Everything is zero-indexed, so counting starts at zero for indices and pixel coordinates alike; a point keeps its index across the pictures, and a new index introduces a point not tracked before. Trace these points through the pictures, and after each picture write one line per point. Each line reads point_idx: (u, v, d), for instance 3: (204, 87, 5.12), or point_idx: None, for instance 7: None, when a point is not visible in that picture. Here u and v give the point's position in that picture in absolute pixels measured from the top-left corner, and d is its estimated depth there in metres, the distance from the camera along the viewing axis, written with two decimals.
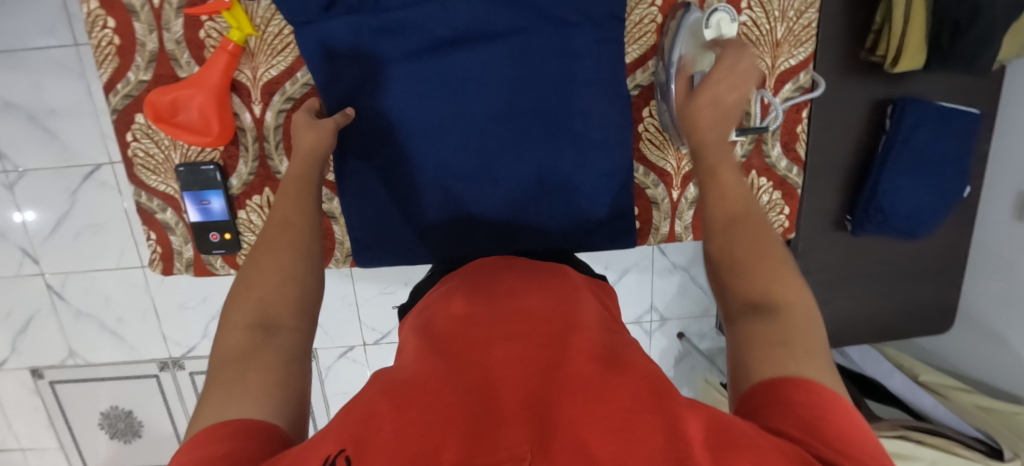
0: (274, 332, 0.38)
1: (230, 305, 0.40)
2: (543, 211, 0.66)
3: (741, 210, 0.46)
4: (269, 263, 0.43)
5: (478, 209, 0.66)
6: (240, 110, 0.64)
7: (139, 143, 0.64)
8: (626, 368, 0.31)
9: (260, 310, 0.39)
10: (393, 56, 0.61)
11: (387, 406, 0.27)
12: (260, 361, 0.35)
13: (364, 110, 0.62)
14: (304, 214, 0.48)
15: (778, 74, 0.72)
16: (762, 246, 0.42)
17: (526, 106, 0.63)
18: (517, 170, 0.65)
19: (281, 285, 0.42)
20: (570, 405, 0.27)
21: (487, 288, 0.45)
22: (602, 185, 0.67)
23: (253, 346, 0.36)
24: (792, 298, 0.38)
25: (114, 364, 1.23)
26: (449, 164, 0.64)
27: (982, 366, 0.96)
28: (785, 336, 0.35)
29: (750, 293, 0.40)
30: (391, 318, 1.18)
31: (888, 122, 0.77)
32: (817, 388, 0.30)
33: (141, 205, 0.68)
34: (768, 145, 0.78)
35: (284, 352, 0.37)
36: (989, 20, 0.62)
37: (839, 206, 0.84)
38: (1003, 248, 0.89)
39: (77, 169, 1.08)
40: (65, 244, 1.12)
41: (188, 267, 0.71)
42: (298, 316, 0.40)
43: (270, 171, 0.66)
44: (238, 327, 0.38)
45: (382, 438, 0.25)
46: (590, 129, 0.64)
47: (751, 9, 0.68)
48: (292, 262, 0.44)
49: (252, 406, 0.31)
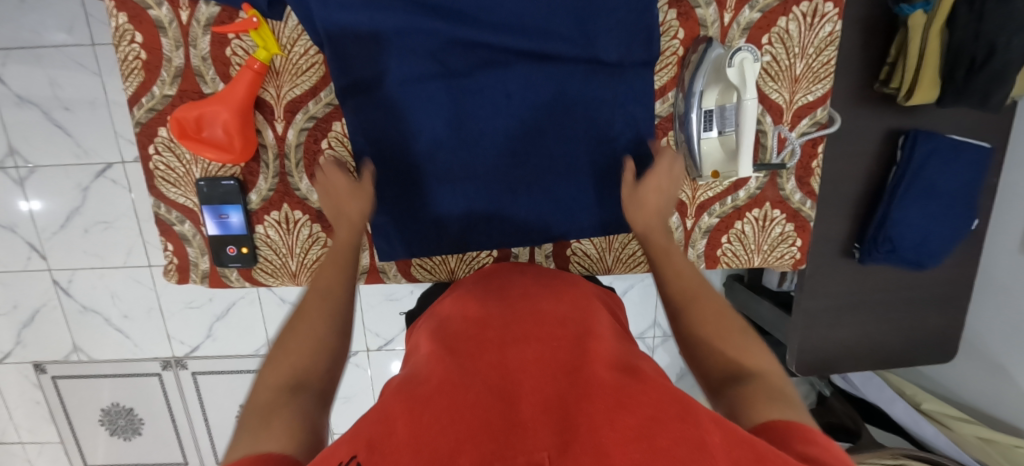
0: (302, 393, 0.37)
1: (264, 370, 0.40)
2: (531, 193, 0.63)
3: (702, 291, 0.50)
4: (308, 330, 0.43)
5: (468, 193, 0.63)
6: (263, 126, 0.61)
7: (161, 157, 0.61)
8: (644, 378, 0.33)
9: (293, 374, 0.39)
10: (392, 27, 0.53)
11: (404, 410, 0.28)
12: (288, 411, 0.34)
13: (375, 98, 0.57)
14: (338, 285, 0.50)
15: (796, 109, 0.65)
16: (721, 323, 0.46)
17: (544, 54, 0.57)
18: (504, 152, 0.61)
19: (312, 355, 0.41)
20: (587, 408, 0.28)
21: (500, 292, 0.49)
22: (616, 172, 0.64)
23: (278, 403, 0.35)
24: (763, 364, 0.42)
25: (117, 361, 1.23)
26: (469, 160, 0.61)
27: (979, 394, 0.97)
28: (765, 393, 0.37)
29: (722, 364, 0.42)
30: (395, 324, 1.18)
31: (899, 153, 0.78)
32: (793, 424, 0.32)
33: (160, 216, 0.65)
34: (783, 178, 0.68)
35: (306, 405, 0.36)
36: (1004, 59, 0.63)
37: (848, 235, 0.85)
38: (1005, 279, 0.90)
39: (89, 167, 1.08)
40: (74, 239, 1.13)
41: (204, 278, 0.68)
42: (326, 382, 0.40)
43: (290, 188, 0.63)
44: (270, 388, 0.37)
45: (397, 444, 0.25)
46: (615, 119, 0.61)
47: (771, 45, 0.62)
48: (325, 332, 0.44)
49: (276, 438, 0.31)
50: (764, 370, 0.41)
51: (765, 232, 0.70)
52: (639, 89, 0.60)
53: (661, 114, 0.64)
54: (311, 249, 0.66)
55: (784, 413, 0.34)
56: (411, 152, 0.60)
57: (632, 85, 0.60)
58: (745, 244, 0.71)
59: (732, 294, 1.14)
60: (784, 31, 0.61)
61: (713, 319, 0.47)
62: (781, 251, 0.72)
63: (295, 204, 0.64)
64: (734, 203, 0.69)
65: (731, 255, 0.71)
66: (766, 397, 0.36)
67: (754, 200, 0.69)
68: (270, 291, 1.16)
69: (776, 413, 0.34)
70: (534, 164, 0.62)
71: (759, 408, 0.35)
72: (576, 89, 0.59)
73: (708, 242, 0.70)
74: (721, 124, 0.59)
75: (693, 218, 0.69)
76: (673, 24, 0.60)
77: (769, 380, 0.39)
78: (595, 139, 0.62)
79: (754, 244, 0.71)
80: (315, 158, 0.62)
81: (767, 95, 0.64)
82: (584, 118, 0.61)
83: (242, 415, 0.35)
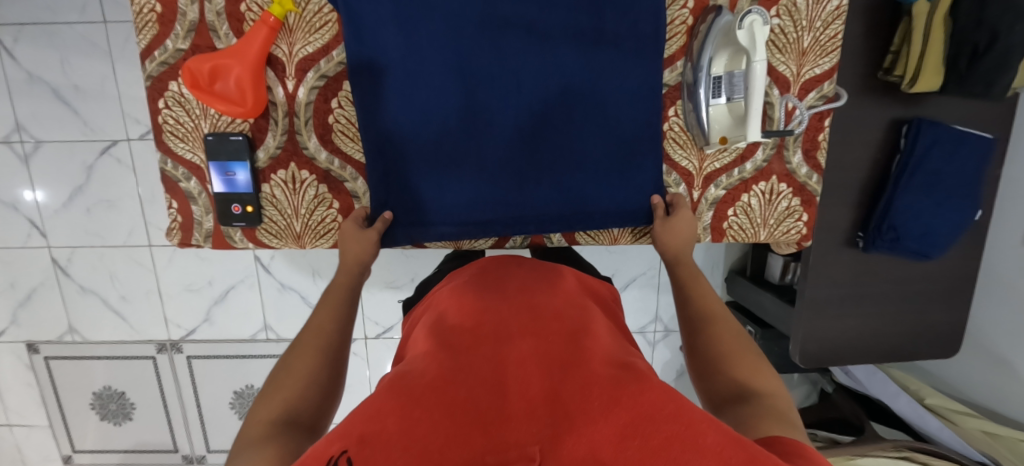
0: (292, 427, 0.38)
1: (258, 402, 0.41)
2: (540, 162, 0.64)
3: (719, 314, 0.53)
4: (301, 368, 0.45)
5: (477, 162, 0.63)
6: (274, 84, 0.61)
7: (170, 111, 0.62)
8: (640, 374, 0.34)
9: (282, 408, 0.40)
10: None
11: (394, 405, 0.28)
12: (279, 443, 0.35)
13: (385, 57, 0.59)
14: (335, 323, 0.51)
15: (803, 82, 0.66)
16: (736, 346, 0.48)
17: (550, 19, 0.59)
18: (518, 120, 0.62)
19: (304, 390, 0.43)
20: (583, 410, 0.29)
21: (496, 284, 0.49)
22: (622, 137, 0.64)
23: (271, 433, 0.36)
24: (769, 386, 0.43)
25: (113, 343, 1.22)
26: (480, 127, 0.62)
27: (984, 392, 0.96)
28: (765, 412, 0.38)
29: (730, 382, 0.44)
30: (394, 311, 1.17)
31: (903, 141, 0.78)
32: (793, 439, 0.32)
33: (166, 173, 0.65)
34: (789, 151, 0.68)
35: (295, 440, 0.37)
36: (1008, 46, 0.64)
37: (852, 223, 0.85)
38: (1010, 273, 0.90)
39: (94, 143, 1.08)
40: (75, 217, 1.12)
41: (207, 239, 0.68)
42: (314, 422, 0.41)
43: (298, 147, 0.64)
44: (259, 421, 0.38)
45: (387, 437, 0.25)
46: (621, 86, 0.62)
47: (779, 17, 0.62)
48: (316, 369, 0.45)
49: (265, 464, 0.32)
50: (769, 393, 0.42)
51: (771, 206, 0.70)
52: (646, 57, 0.61)
53: (669, 83, 0.65)
54: (316, 211, 0.66)
55: (782, 431, 0.35)
56: (422, 116, 0.61)
57: (638, 53, 0.61)
58: (752, 217, 0.71)
59: (734, 288, 1.13)
60: (791, 4, 0.62)
61: (728, 340, 0.49)
62: (787, 227, 0.72)
63: (302, 164, 0.64)
64: (741, 176, 0.69)
65: (737, 228, 0.71)
66: (766, 416, 0.38)
67: (761, 173, 0.69)
68: (269, 276, 1.15)
69: (775, 430, 0.35)
70: (542, 134, 0.63)
71: (755, 426, 0.37)
72: (584, 57, 0.61)
73: (715, 215, 0.70)
74: (730, 90, 0.60)
75: (700, 188, 0.69)
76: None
77: (774, 403, 0.40)
78: (604, 112, 0.63)
79: (760, 218, 0.71)
80: (324, 118, 0.63)
81: (775, 67, 0.65)
82: (592, 89, 0.62)
83: (235, 447, 0.36)
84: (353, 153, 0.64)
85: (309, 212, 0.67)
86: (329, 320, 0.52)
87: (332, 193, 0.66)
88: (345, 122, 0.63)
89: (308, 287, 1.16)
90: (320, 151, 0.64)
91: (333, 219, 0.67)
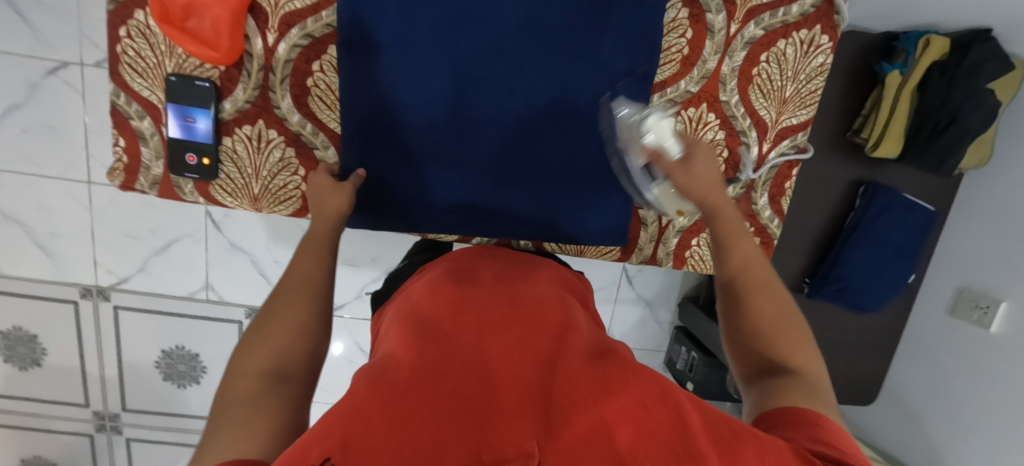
0: (285, 383, 0.37)
1: (241, 353, 0.38)
2: (520, 164, 0.63)
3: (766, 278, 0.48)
4: (289, 315, 0.42)
5: (457, 152, 0.62)
6: (253, 34, 0.57)
7: (132, 42, 0.57)
8: (623, 362, 0.33)
9: (273, 360, 0.38)
10: None
11: (377, 400, 0.26)
12: (270, 408, 0.33)
13: (376, 26, 0.56)
14: (323, 273, 0.48)
15: (779, 129, 0.68)
16: (780, 317, 0.46)
17: (551, 24, 0.59)
18: (505, 117, 0.61)
19: (292, 341, 0.40)
20: (575, 399, 0.28)
21: (471, 275, 0.47)
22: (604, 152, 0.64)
23: (261, 394, 0.34)
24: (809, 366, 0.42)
25: (32, 281, 1.11)
26: (467, 118, 0.61)
27: (888, 438, 1.05)
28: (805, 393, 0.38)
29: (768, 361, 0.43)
30: (350, 288, 1.13)
31: (859, 200, 0.83)
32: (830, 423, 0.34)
33: (117, 107, 0.59)
34: (756, 193, 0.71)
35: (287, 402, 0.35)
36: (963, 127, 0.70)
37: (801, 269, 0.89)
38: (929, 335, 0.98)
39: (41, 61, 0.97)
40: (6, 138, 1.01)
41: (153, 185, 0.63)
42: (306, 371, 0.39)
43: (270, 104, 0.60)
44: (248, 374, 0.36)
45: (374, 436, 0.23)
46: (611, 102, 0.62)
47: (767, 64, 0.65)
48: (306, 317, 0.43)
49: (257, 442, 0.29)
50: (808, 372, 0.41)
51: None
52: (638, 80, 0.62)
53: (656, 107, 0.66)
54: (279, 175, 0.63)
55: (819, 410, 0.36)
56: (408, 96, 0.59)
57: (631, 74, 0.62)
58: None
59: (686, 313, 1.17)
60: (780, 53, 0.64)
61: (773, 307, 0.46)
62: None
63: (271, 122, 0.61)
64: None
65: (697, 258, 0.73)
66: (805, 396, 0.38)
67: None
68: (219, 234, 1.09)
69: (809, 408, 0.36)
70: (526, 135, 0.62)
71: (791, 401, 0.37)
72: (579, 67, 0.60)
73: (679, 242, 0.72)
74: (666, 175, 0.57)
75: None
76: (683, 22, 0.62)
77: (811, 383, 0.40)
78: (589, 124, 0.63)
79: None
80: (303, 79, 0.60)
81: (757, 110, 0.67)
82: (582, 100, 0.62)
83: (217, 407, 0.33)
84: (328, 121, 0.62)
85: (271, 175, 0.63)
86: (314, 268, 0.48)
87: (299, 159, 0.63)
88: (325, 88, 0.61)
89: (261, 253, 1.11)
90: (293, 113, 0.61)
91: (295, 187, 0.64)
